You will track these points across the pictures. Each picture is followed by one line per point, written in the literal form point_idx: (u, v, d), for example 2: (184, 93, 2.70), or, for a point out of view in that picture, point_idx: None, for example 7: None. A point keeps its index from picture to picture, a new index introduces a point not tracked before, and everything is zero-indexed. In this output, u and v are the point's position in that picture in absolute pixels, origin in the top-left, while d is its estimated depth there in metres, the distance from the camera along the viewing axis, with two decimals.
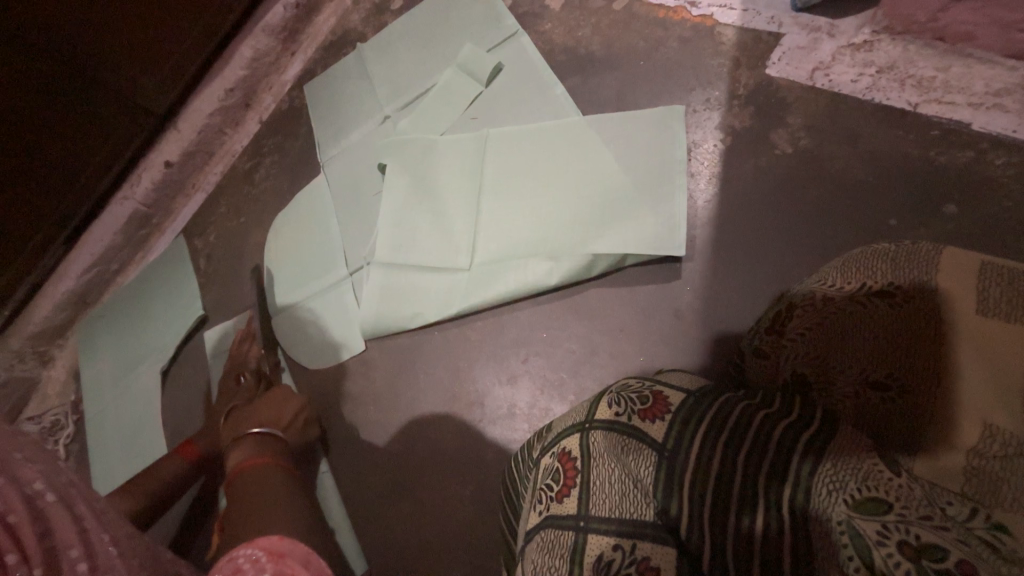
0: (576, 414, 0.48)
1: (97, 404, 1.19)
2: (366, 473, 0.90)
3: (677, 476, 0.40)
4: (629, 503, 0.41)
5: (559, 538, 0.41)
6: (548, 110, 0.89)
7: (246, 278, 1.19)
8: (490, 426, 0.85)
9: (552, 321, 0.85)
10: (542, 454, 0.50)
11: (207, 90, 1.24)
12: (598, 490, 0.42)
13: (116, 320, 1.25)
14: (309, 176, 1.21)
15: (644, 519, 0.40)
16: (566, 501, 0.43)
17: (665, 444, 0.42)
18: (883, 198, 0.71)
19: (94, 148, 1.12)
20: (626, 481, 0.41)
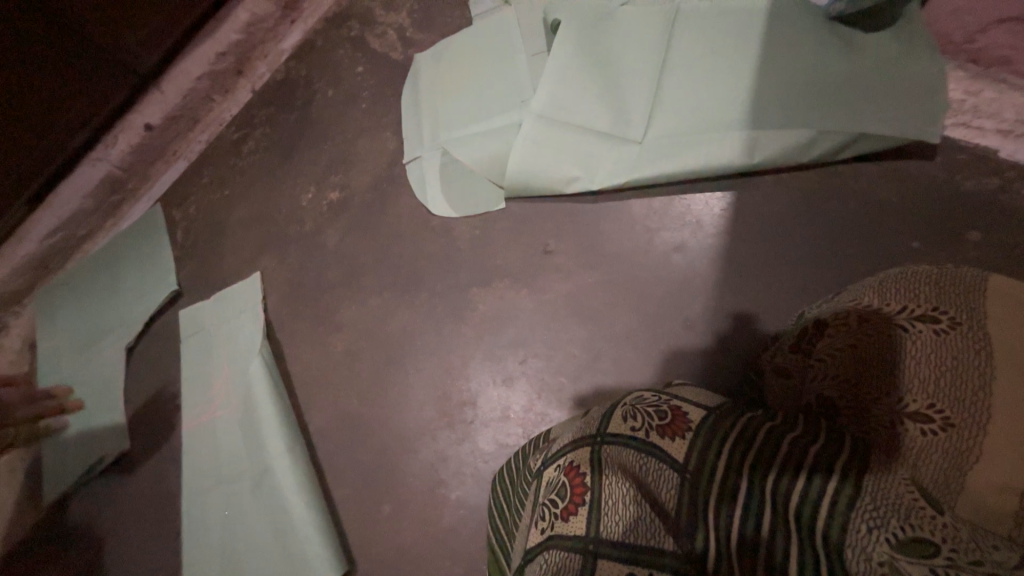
0: (586, 425, 0.45)
1: (54, 375, 1.16)
2: (349, 470, 0.86)
3: (701, 500, 0.37)
4: (646, 528, 0.37)
5: (565, 562, 0.37)
6: (610, 70, 0.84)
7: (229, 253, 1.15)
8: (482, 428, 0.81)
9: (554, 322, 0.82)
10: (545, 467, 0.46)
11: (198, 52, 1.22)
12: (610, 511, 0.38)
13: (81, 287, 1.23)
14: (300, 151, 1.18)
15: (663, 547, 0.37)
16: (574, 520, 0.39)
17: (688, 465, 0.38)
18: (906, 219, 0.70)
19: (74, 103, 1.11)
20: (643, 502, 0.37)
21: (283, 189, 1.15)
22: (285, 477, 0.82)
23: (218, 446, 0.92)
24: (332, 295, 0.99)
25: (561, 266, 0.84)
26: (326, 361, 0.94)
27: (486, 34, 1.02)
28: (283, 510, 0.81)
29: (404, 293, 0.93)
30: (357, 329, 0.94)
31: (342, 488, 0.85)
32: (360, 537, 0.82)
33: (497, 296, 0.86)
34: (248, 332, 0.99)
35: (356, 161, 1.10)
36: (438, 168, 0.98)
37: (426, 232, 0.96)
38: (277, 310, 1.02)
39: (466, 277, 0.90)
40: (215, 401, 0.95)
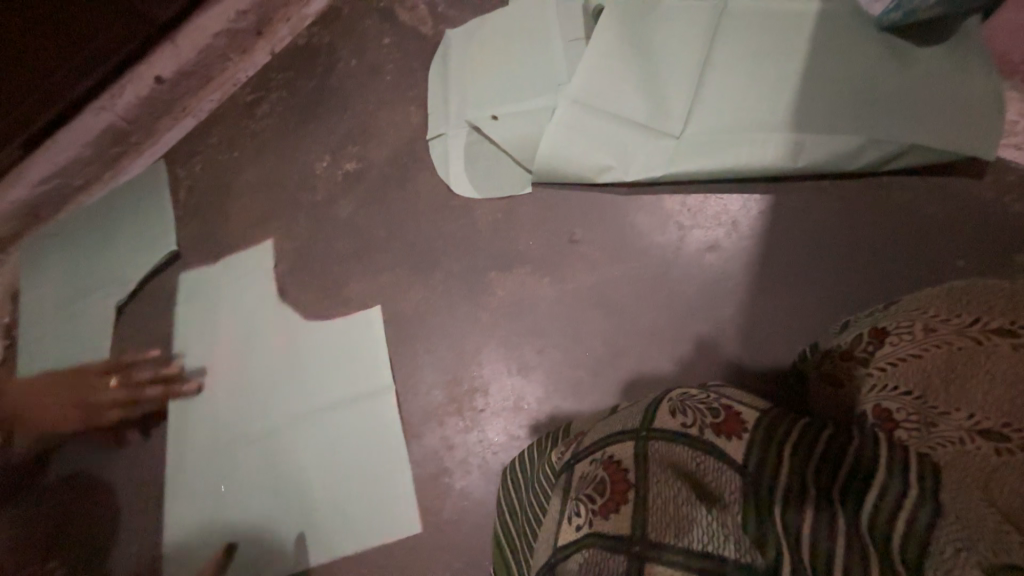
0: (626, 419, 0.42)
1: (35, 329, 1.10)
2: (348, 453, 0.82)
3: (764, 507, 0.34)
4: (698, 530, 0.33)
5: (607, 562, 0.34)
6: (654, 60, 0.81)
7: (234, 217, 1.10)
8: (492, 417, 0.78)
9: (576, 314, 0.79)
10: (579, 460, 0.43)
11: (217, 8, 1.18)
12: (656, 509, 0.34)
13: (71, 239, 1.17)
14: (318, 119, 1.14)
15: (721, 555, 0.32)
16: (614, 518, 0.35)
17: (748, 466, 0.36)
18: (948, 238, 0.68)
19: (78, 45, 1.07)
20: (697, 503, 0.35)
21: (297, 156, 1.11)
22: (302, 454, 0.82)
23: (218, 413, 0.89)
24: (342, 269, 0.95)
25: (587, 258, 0.81)
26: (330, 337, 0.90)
27: (524, 15, 0.99)
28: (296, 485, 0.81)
29: (419, 272, 0.89)
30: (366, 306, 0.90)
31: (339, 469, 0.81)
32: (352, 524, 0.77)
33: (517, 284, 0.83)
34: (256, 302, 0.96)
35: (376, 134, 1.06)
36: (463, 147, 0.95)
37: (446, 212, 0.92)
38: (281, 280, 0.98)
39: (485, 260, 0.86)
40: (219, 369, 0.92)
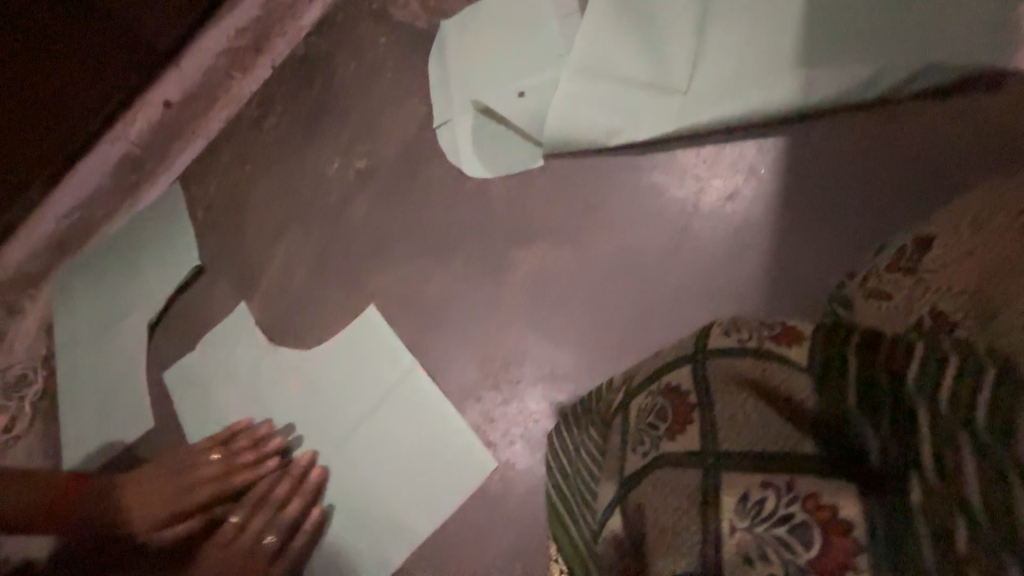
0: (679, 350, 0.44)
1: (73, 356, 1.13)
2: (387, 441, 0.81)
3: (836, 407, 0.36)
4: (772, 435, 0.37)
5: (679, 475, 0.38)
6: (654, 18, 0.81)
7: (252, 226, 1.11)
8: (530, 388, 0.78)
9: (603, 277, 0.78)
10: (635, 394, 0.46)
11: (217, 29, 1.20)
12: (727, 423, 0.38)
13: (98, 267, 1.20)
14: (324, 123, 1.16)
15: (796, 452, 0.36)
16: (684, 438, 0.39)
17: (813, 372, 0.37)
18: (976, 155, 0.67)
19: (91, 80, 1.11)
20: (767, 412, 0.38)
21: (308, 161, 1.13)
22: (348, 446, 0.82)
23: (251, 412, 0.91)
24: (365, 262, 0.96)
25: (608, 221, 0.81)
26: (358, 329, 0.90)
27: None
28: (343, 474, 0.81)
29: (441, 256, 0.90)
30: (392, 294, 0.90)
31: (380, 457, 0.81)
32: (400, 507, 0.77)
33: (540, 255, 0.83)
34: (287, 302, 0.98)
35: (383, 130, 1.08)
36: (470, 130, 0.96)
37: (461, 195, 0.93)
38: (306, 280, 0.99)
39: (506, 236, 0.87)
40: (258, 371, 0.94)
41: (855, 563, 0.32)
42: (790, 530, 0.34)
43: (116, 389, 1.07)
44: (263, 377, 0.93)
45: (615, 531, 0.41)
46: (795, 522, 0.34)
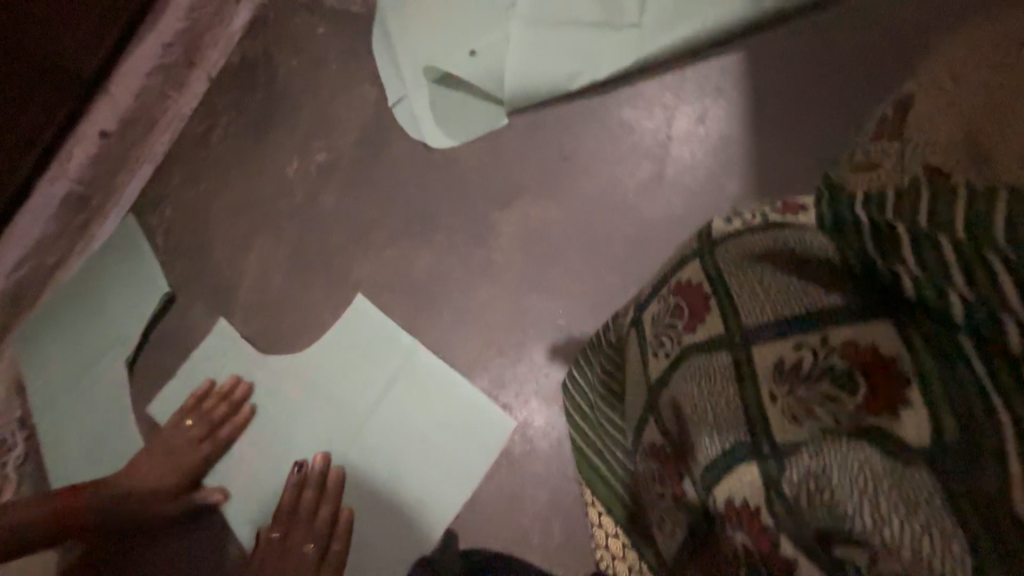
0: (683, 249, 0.42)
1: (52, 413, 1.06)
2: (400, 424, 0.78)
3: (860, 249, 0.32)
4: (797, 297, 0.34)
5: (711, 363, 0.36)
6: None
7: (217, 243, 1.06)
8: (535, 345, 0.76)
9: (589, 221, 0.77)
10: (645, 306, 0.44)
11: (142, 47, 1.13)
12: (747, 300, 0.36)
13: (62, 316, 1.13)
14: (274, 125, 1.11)
15: (829, 305, 0.33)
16: (704, 327, 0.37)
17: (828, 226, 0.34)
18: (919, 39, 0.70)
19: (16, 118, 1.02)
20: (787, 277, 0.35)
21: (265, 166, 1.08)
22: (362, 437, 0.79)
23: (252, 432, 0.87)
24: (343, 254, 0.92)
25: (584, 166, 0.79)
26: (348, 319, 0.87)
27: None
28: (362, 466, 0.78)
29: (422, 234, 0.87)
30: (378, 281, 0.87)
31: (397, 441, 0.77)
32: (423, 492, 0.75)
33: (522, 213, 0.81)
34: (268, 312, 0.94)
35: (338, 120, 1.03)
36: (428, 103, 0.92)
37: (430, 169, 0.90)
38: (285, 285, 0.95)
39: (483, 201, 0.85)
40: (250, 386, 0.89)
41: (912, 395, 0.29)
42: (834, 381, 0.31)
43: (105, 436, 1.01)
44: (257, 389, 0.88)
45: (659, 447, 0.41)
46: (838, 372, 0.31)
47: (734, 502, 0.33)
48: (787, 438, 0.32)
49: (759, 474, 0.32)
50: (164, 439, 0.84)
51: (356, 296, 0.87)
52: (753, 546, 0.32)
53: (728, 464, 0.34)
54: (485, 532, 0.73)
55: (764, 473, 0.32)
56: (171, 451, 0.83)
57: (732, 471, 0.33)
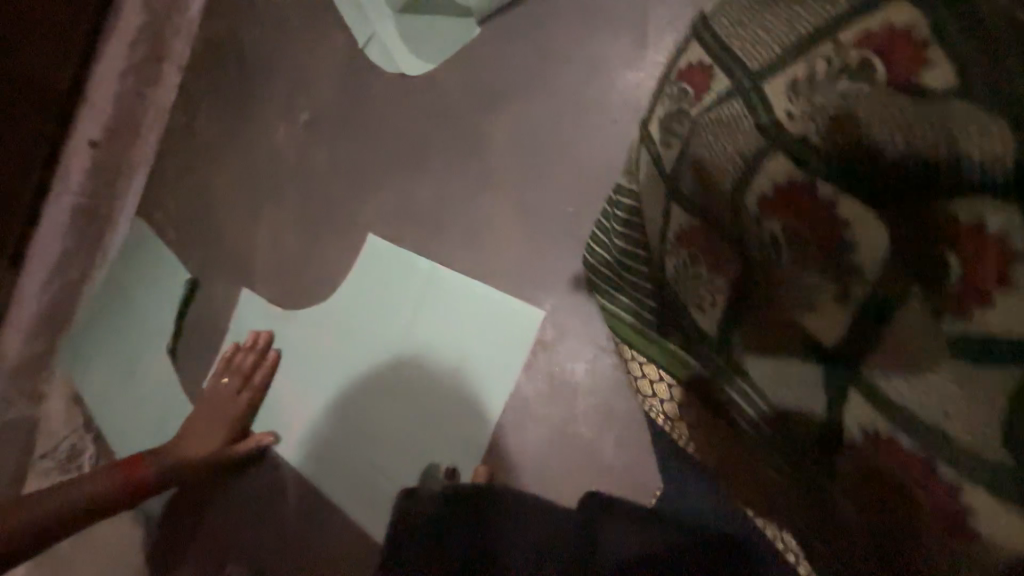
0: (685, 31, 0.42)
1: (110, 414, 1.09)
2: (437, 336, 0.78)
3: None
4: (802, 19, 0.33)
5: (728, 118, 0.36)
6: None
7: (225, 223, 1.06)
8: (551, 236, 0.76)
9: (578, 108, 0.77)
10: (653, 110, 0.45)
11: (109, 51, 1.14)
12: (754, 42, 0.35)
13: (98, 326, 1.15)
14: (253, 97, 1.10)
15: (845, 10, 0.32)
16: (714, 90, 0.37)
17: None
18: None
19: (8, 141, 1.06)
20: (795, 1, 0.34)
21: (253, 139, 1.08)
22: (403, 355, 0.80)
23: (296, 381, 0.90)
24: (347, 198, 0.92)
25: (565, 56, 0.79)
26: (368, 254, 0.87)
27: None
28: (408, 384, 0.79)
29: (419, 160, 0.87)
30: (385, 215, 0.88)
31: (436, 352, 0.78)
32: (470, 396, 0.75)
33: (512, 116, 0.81)
34: (290, 271, 0.96)
35: (313, 76, 1.02)
36: (398, 34, 0.91)
37: (413, 97, 0.89)
38: (298, 242, 0.96)
39: (470, 112, 0.84)
40: (288, 340, 0.92)
41: (932, 55, 0.29)
42: (853, 79, 0.31)
43: (161, 423, 1.03)
44: (295, 341, 0.91)
45: (686, 229, 0.43)
46: (863, 68, 0.30)
47: (765, 205, 0.36)
48: (812, 151, 0.33)
49: (790, 165, 0.34)
50: (210, 395, 0.90)
51: (371, 234, 0.88)
52: (799, 233, 0.35)
53: (755, 177, 0.36)
54: (537, 420, 0.73)
55: (789, 157, 0.34)
56: (219, 403, 0.89)
57: (755, 178, 0.36)
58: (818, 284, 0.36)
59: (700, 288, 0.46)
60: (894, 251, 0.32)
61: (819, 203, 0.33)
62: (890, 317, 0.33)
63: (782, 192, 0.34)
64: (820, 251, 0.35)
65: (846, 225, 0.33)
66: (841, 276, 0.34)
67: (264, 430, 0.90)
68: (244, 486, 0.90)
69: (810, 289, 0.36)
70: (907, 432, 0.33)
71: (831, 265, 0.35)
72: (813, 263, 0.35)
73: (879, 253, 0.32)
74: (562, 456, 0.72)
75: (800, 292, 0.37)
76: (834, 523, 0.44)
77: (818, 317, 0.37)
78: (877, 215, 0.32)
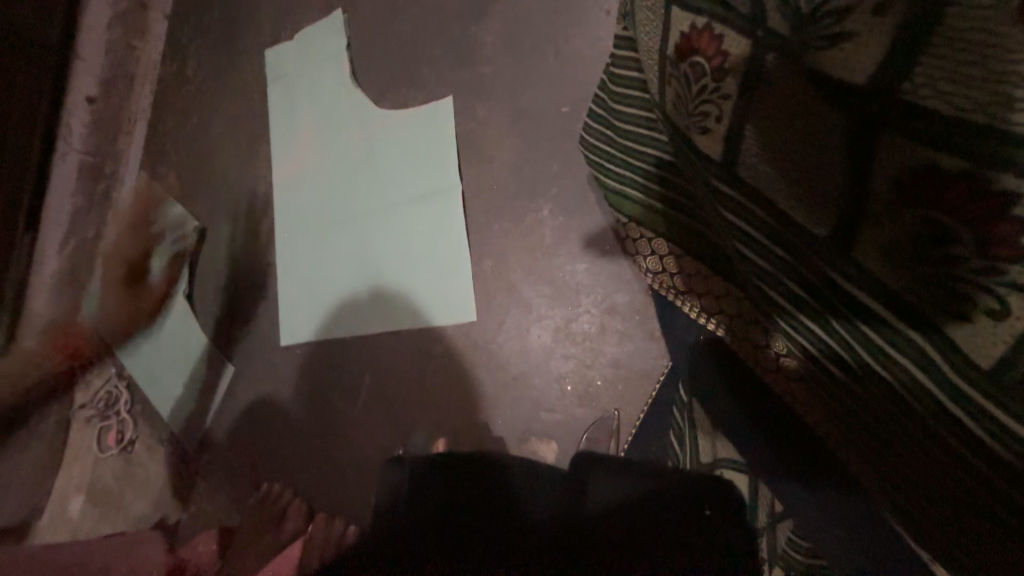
0: None
1: (139, 366, 1.08)
2: (439, 235, 0.77)
3: None
4: None
5: None
6: None
7: (225, 166, 1.05)
8: (547, 140, 0.74)
9: (568, 5, 0.74)
10: None
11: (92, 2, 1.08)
12: None
13: (111, 280, 1.12)
14: (240, 34, 1.05)
15: None
16: None
17: None
18: None
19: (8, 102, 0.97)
20: None
21: (243, 78, 1.04)
22: (402, 255, 0.79)
23: (301, 298, 0.89)
24: (341, 119, 0.86)
25: None
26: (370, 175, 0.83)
27: None
28: (406, 282, 0.78)
29: (412, 75, 0.83)
30: (382, 129, 0.83)
31: (436, 248, 0.77)
32: (490, 304, 0.76)
33: (502, 16, 0.77)
34: (287, 196, 0.91)
35: (297, 3, 0.97)
36: None
37: (399, 13, 0.84)
38: (292, 171, 0.91)
39: (459, 20, 0.80)
40: (299, 267, 0.89)
41: None
42: None
43: (191, 369, 1.03)
44: (306, 265, 0.88)
45: (686, 29, 0.35)
46: None
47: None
48: None
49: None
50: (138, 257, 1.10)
51: (357, 137, 0.84)
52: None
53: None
54: (545, 324, 0.74)
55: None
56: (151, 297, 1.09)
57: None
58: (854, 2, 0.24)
59: (698, 110, 0.36)
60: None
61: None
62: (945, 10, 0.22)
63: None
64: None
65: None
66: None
67: (292, 341, 0.91)
68: (276, 417, 0.95)
69: (836, 16, 0.25)
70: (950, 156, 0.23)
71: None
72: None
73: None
74: (564, 352, 0.74)
75: (825, 23, 0.26)
76: (840, 351, 0.34)
77: (854, 49, 0.25)
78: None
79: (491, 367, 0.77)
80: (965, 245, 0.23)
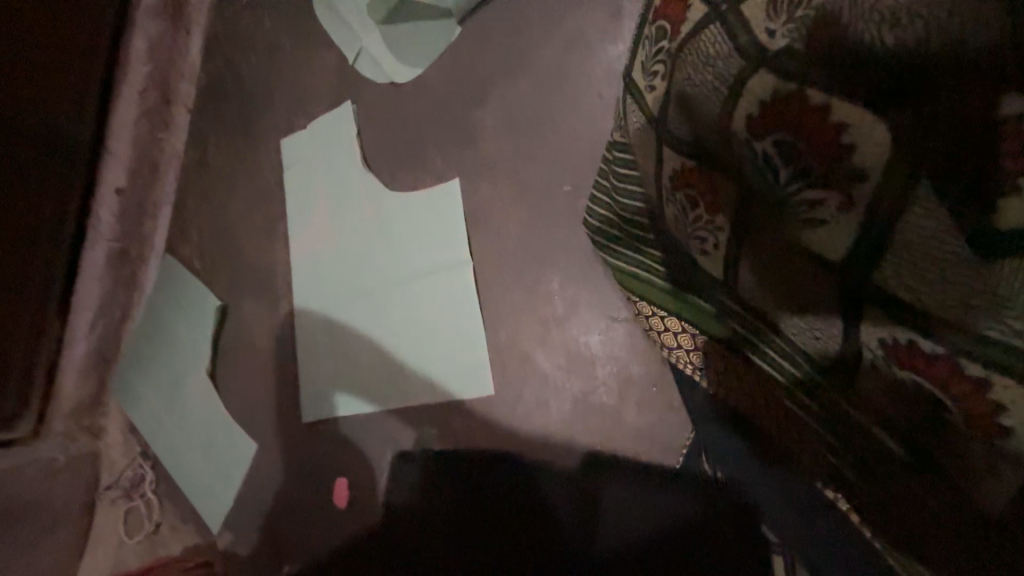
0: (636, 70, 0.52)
1: (162, 441, 1.09)
2: (455, 305, 0.79)
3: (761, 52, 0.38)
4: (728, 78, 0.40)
5: (705, 104, 0.43)
6: None
7: (245, 246, 1.10)
8: (551, 215, 0.79)
9: (563, 91, 0.80)
10: (632, 102, 0.53)
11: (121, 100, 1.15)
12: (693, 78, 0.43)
13: (135, 356, 1.15)
14: (258, 124, 1.13)
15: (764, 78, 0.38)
16: (680, 94, 0.45)
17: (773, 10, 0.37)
18: None
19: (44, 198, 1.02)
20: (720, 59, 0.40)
21: (262, 164, 1.11)
22: (421, 327, 0.81)
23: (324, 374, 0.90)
24: (355, 201, 0.91)
25: (543, 45, 0.82)
26: (383, 250, 0.86)
27: None
28: (425, 351, 0.81)
29: (422, 154, 0.88)
30: (395, 206, 0.87)
31: (453, 318, 0.79)
32: (508, 374, 0.78)
33: (503, 102, 0.83)
34: (310, 272, 0.94)
35: (309, 95, 1.05)
36: (383, 45, 0.94)
37: (406, 100, 0.91)
38: (313, 250, 0.95)
39: (463, 106, 0.86)
40: (320, 343, 0.91)
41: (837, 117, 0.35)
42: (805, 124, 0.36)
43: (214, 444, 1.04)
44: (327, 342, 0.90)
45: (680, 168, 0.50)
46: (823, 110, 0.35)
47: (756, 128, 0.40)
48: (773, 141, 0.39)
49: (779, 87, 0.37)
50: None
51: (372, 214, 0.89)
52: (797, 152, 0.38)
53: (744, 106, 0.40)
54: (562, 392, 0.75)
55: (777, 83, 0.37)
56: None
57: (742, 101, 0.40)
58: (823, 198, 0.38)
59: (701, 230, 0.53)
60: (891, 161, 0.34)
61: (818, 111, 0.36)
62: (897, 224, 0.35)
63: (774, 117, 0.38)
64: (828, 166, 0.37)
65: (843, 129, 0.35)
66: (848, 184, 0.36)
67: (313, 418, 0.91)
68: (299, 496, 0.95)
69: (809, 204, 0.39)
70: (916, 314, 0.37)
71: (830, 182, 0.37)
72: (811, 181, 0.38)
73: (883, 152, 0.34)
74: (583, 419, 0.74)
75: (802, 209, 0.40)
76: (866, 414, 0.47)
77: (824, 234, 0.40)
78: (876, 122, 0.34)
79: (512, 437, 0.77)
80: (953, 373, 0.37)
